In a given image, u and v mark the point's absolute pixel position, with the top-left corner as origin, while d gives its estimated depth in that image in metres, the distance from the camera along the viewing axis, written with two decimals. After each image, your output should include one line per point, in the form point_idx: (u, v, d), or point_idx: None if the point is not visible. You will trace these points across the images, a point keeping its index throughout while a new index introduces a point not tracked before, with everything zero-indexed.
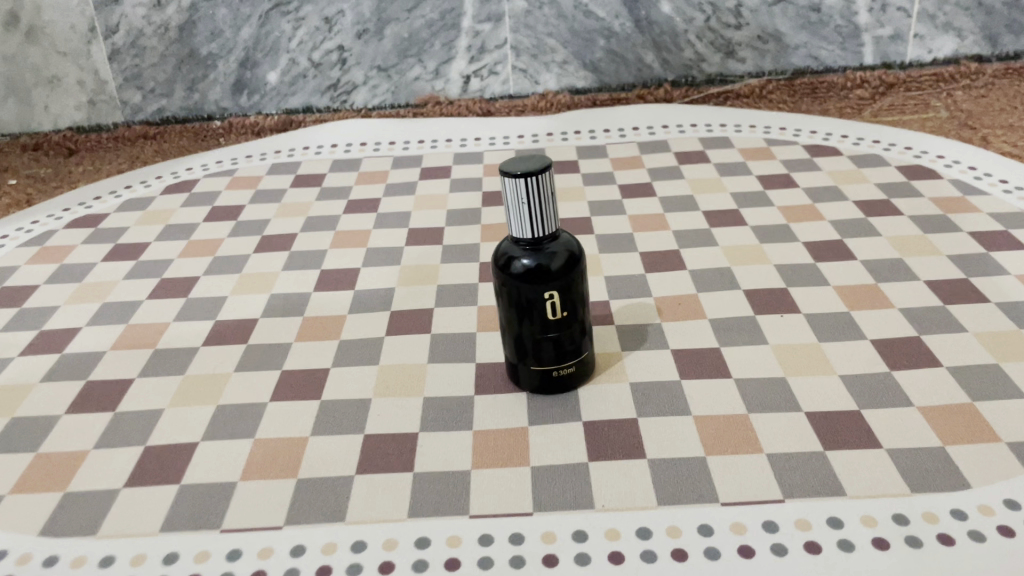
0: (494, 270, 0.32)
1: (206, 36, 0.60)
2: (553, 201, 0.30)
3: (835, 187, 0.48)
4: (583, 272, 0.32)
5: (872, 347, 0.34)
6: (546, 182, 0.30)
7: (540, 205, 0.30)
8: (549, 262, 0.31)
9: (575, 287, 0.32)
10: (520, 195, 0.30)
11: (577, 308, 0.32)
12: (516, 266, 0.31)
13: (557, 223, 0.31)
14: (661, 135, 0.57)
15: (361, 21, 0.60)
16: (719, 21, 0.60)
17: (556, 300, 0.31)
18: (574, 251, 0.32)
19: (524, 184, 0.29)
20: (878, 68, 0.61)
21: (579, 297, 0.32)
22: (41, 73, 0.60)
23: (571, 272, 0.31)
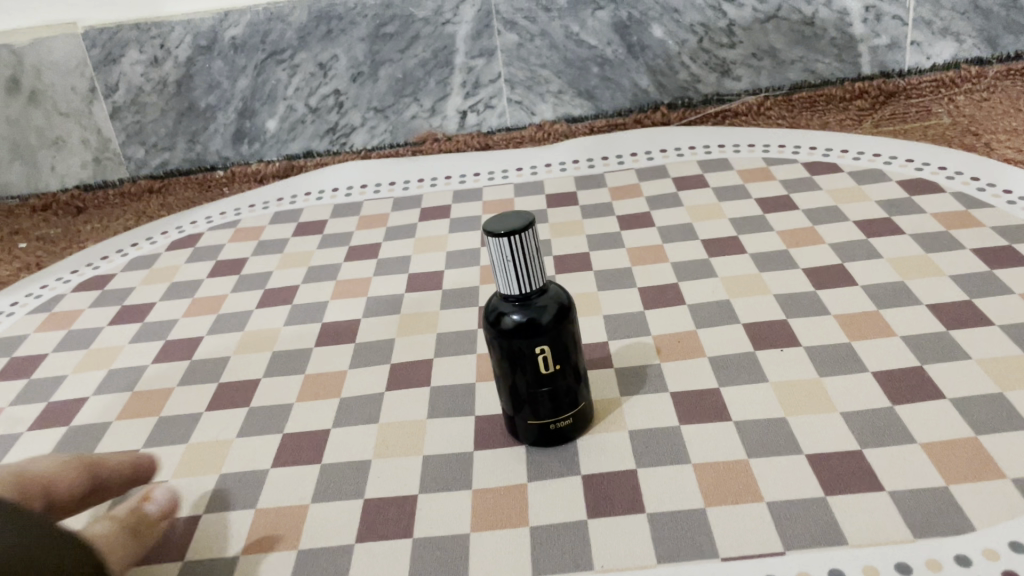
0: (484, 326, 0.32)
1: (204, 88, 0.60)
2: (538, 257, 0.30)
3: (835, 207, 0.48)
4: (574, 322, 0.32)
5: (873, 379, 0.34)
6: (529, 240, 0.29)
7: (526, 263, 0.30)
8: (540, 316, 0.31)
9: (567, 339, 0.31)
10: (504, 256, 0.29)
11: (571, 359, 0.32)
12: (506, 322, 0.31)
13: (544, 277, 0.31)
14: (660, 160, 0.57)
15: (355, 65, 0.60)
16: (712, 42, 0.59)
17: (548, 353, 0.31)
18: (563, 302, 0.31)
19: (507, 244, 0.29)
20: (877, 77, 0.60)
21: (571, 347, 0.32)
22: (45, 135, 0.61)
23: (562, 324, 0.31)
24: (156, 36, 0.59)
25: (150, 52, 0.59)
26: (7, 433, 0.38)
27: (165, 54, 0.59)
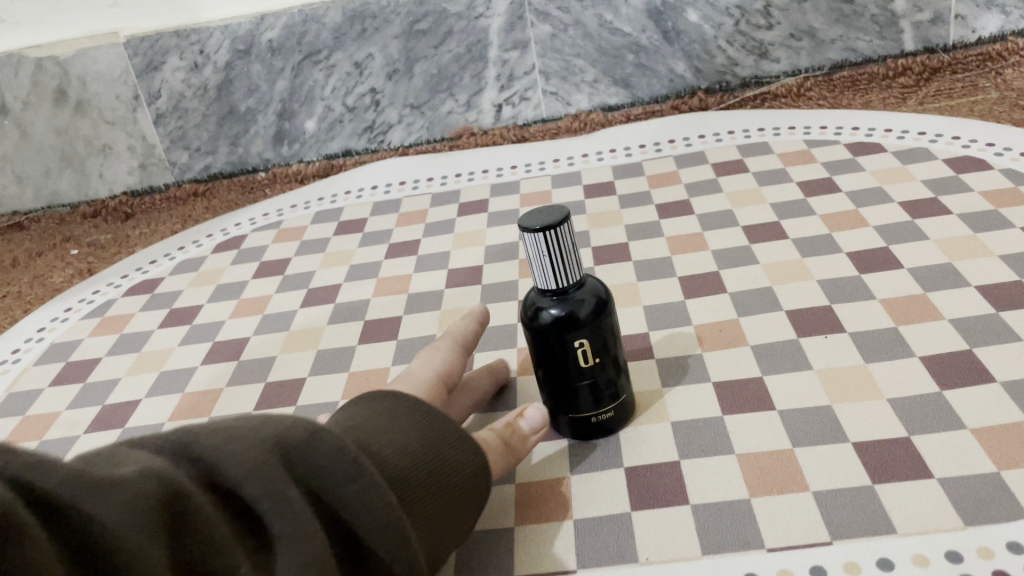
0: (523, 321, 0.32)
1: (243, 92, 0.61)
2: (575, 253, 0.30)
3: (879, 188, 0.47)
4: (612, 315, 0.32)
5: (920, 364, 0.33)
6: (565, 233, 0.29)
7: (562, 262, 0.30)
8: (577, 310, 0.31)
9: (607, 333, 0.31)
10: (542, 252, 0.29)
11: (611, 352, 0.32)
12: (544, 317, 0.31)
13: (581, 271, 0.31)
14: (698, 146, 0.57)
15: (390, 63, 0.61)
16: (748, 24, 0.58)
17: (588, 347, 0.31)
18: (602, 296, 0.31)
19: (545, 239, 0.29)
20: (920, 54, 0.59)
21: (611, 341, 0.32)
22: (92, 143, 0.63)
23: (602, 318, 0.31)
24: (195, 43, 0.60)
25: (190, 58, 0.60)
26: (66, 436, 0.39)
27: (204, 60, 0.60)
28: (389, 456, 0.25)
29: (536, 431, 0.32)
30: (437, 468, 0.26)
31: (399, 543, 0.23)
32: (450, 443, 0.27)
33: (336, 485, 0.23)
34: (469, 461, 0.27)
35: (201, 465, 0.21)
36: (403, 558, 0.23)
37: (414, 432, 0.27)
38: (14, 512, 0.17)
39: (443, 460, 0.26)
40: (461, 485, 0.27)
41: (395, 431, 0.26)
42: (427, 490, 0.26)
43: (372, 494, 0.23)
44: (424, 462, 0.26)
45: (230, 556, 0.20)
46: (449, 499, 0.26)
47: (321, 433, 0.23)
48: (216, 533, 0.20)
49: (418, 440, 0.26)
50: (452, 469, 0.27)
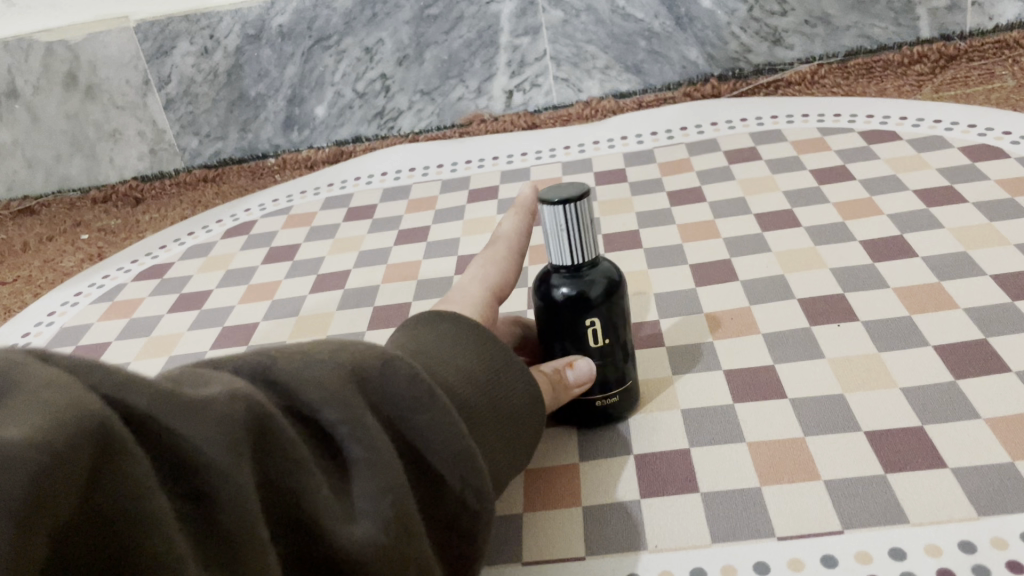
0: (535, 295, 0.31)
1: (253, 78, 0.61)
2: (591, 227, 0.29)
3: (893, 176, 0.47)
4: (624, 295, 0.32)
5: (934, 353, 0.33)
6: (584, 211, 0.29)
7: (580, 237, 0.29)
8: (589, 289, 0.30)
9: (617, 312, 0.31)
10: (558, 227, 0.29)
11: (619, 333, 0.32)
12: (555, 293, 0.30)
13: (597, 248, 0.30)
14: (710, 133, 0.56)
15: (401, 48, 0.60)
16: (762, 10, 0.58)
17: (598, 325, 0.31)
18: (614, 274, 0.31)
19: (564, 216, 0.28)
20: (937, 41, 0.58)
21: (620, 322, 0.31)
22: (102, 128, 0.63)
23: (613, 295, 0.31)
24: (205, 27, 0.60)
25: (200, 43, 0.60)
26: None
27: (214, 45, 0.60)
28: (456, 386, 0.25)
29: (578, 383, 0.31)
30: (497, 400, 0.26)
31: (468, 470, 0.23)
32: (510, 378, 0.27)
33: (410, 410, 0.23)
34: (528, 395, 0.28)
35: (281, 386, 0.21)
36: (471, 485, 0.23)
37: (478, 364, 0.27)
38: (115, 428, 0.16)
39: (505, 393, 0.27)
40: (517, 419, 0.27)
41: (461, 359, 0.26)
42: (488, 420, 0.26)
43: (444, 419, 0.23)
44: (487, 393, 0.26)
45: (315, 474, 0.20)
46: (505, 431, 0.26)
47: (395, 361, 0.23)
48: (304, 455, 0.20)
49: (482, 370, 0.26)
50: (512, 403, 0.27)
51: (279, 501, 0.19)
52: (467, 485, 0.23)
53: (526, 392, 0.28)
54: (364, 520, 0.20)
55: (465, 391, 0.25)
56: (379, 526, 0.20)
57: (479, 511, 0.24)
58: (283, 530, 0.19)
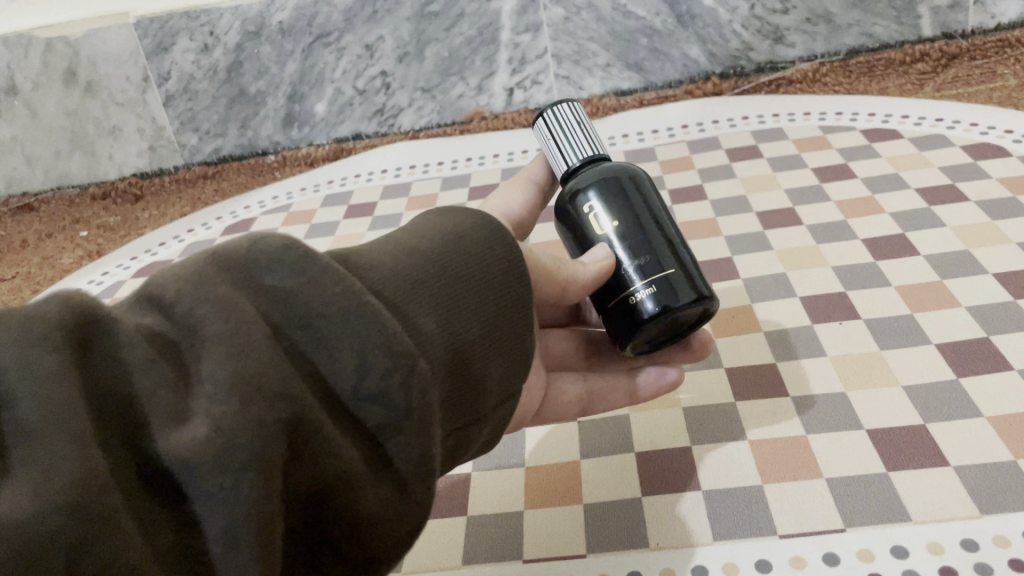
0: (561, 214, 0.32)
1: (253, 74, 0.61)
2: (589, 131, 0.32)
3: (895, 174, 0.46)
4: (653, 193, 0.31)
5: (937, 352, 0.33)
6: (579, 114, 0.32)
7: (579, 138, 0.32)
8: (583, 180, 0.31)
9: (645, 197, 0.30)
10: (558, 125, 0.32)
11: (653, 218, 0.30)
12: (565, 203, 0.31)
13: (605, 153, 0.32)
14: (712, 131, 0.56)
15: (401, 45, 0.60)
16: (764, 8, 0.58)
17: (624, 203, 0.30)
18: (635, 168, 0.31)
19: (557, 112, 0.32)
20: (939, 39, 0.58)
21: (634, 206, 0.30)
22: (102, 125, 0.63)
23: (635, 179, 0.30)
24: (205, 24, 0.59)
25: (200, 39, 0.60)
26: None
27: (214, 41, 0.60)
28: (375, 267, 0.24)
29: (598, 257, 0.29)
30: (438, 275, 0.25)
31: (369, 322, 0.21)
32: (459, 254, 0.26)
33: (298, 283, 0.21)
34: (475, 274, 0.25)
35: (156, 301, 0.21)
36: (373, 345, 0.21)
37: (407, 253, 0.25)
38: None
39: (437, 274, 0.25)
40: (469, 292, 0.25)
41: (392, 247, 0.26)
42: (423, 293, 0.24)
43: (330, 280, 0.22)
44: (411, 272, 0.24)
45: (155, 373, 0.19)
46: (456, 305, 0.24)
47: (289, 240, 0.22)
48: (141, 357, 0.19)
49: (419, 254, 0.25)
50: (449, 280, 0.25)
51: (111, 407, 0.19)
52: (370, 348, 0.21)
53: (471, 270, 0.25)
54: (206, 421, 0.19)
55: (381, 272, 0.24)
56: (222, 409, 0.19)
57: (398, 371, 0.21)
58: (118, 437, 0.18)
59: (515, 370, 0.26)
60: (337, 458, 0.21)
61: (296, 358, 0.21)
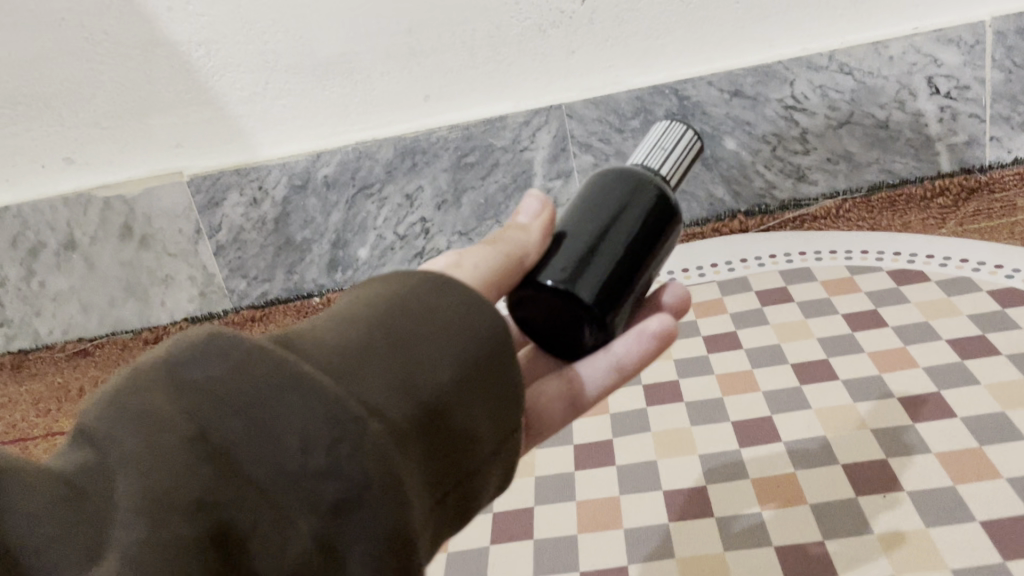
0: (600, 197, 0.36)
1: (300, 224, 0.65)
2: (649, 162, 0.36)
3: (925, 323, 0.48)
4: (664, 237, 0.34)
5: (982, 532, 0.34)
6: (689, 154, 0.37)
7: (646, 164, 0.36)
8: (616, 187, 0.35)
9: (647, 227, 0.33)
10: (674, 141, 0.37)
11: (631, 240, 0.32)
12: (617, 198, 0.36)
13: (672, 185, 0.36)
14: (741, 271, 0.58)
15: (439, 194, 0.65)
16: (785, 150, 0.60)
17: (623, 211, 0.33)
18: (672, 208, 0.34)
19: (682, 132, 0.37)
20: (958, 174, 0.60)
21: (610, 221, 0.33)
22: (156, 274, 0.67)
23: (656, 209, 0.33)
24: (254, 180, 0.63)
25: (249, 193, 0.64)
26: None
27: (263, 195, 0.64)
28: (313, 345, 0.25)
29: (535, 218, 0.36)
30: (378, 338, 0.25)
31: (307, 395, 0.22)
32: (408, 314, 0.27)
33: (225, 372, 0.22)
34: (424, 329, 0.26)
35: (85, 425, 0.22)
36: (318, 411, 0.22)
37: (352, 322, 0.26)
38: None
39: (384, 339, 0.25)
40: (418, 351, 0.26)
41: (327, 325, 0.26)
42: (365, 361, 0.24)
43: (263, 361, 0.22)
44: (358, 339, 0.25)
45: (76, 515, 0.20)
46: (405, 366, 0.25)
47: (210, 331, 0.23)
48: (50, 505, 0.20)
49: (359, 324, 0.26)
50: (395, 346, 0.25)
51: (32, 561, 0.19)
52: (316, 416, 0.21)
53: (421, 328, 0.26)
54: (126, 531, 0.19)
55: (325, 343, 0.25)
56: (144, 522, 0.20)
57: (344, 441, 0.22)
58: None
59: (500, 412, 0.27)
60: (291, 538, 0.21)
61: (238, 447, 0.21)
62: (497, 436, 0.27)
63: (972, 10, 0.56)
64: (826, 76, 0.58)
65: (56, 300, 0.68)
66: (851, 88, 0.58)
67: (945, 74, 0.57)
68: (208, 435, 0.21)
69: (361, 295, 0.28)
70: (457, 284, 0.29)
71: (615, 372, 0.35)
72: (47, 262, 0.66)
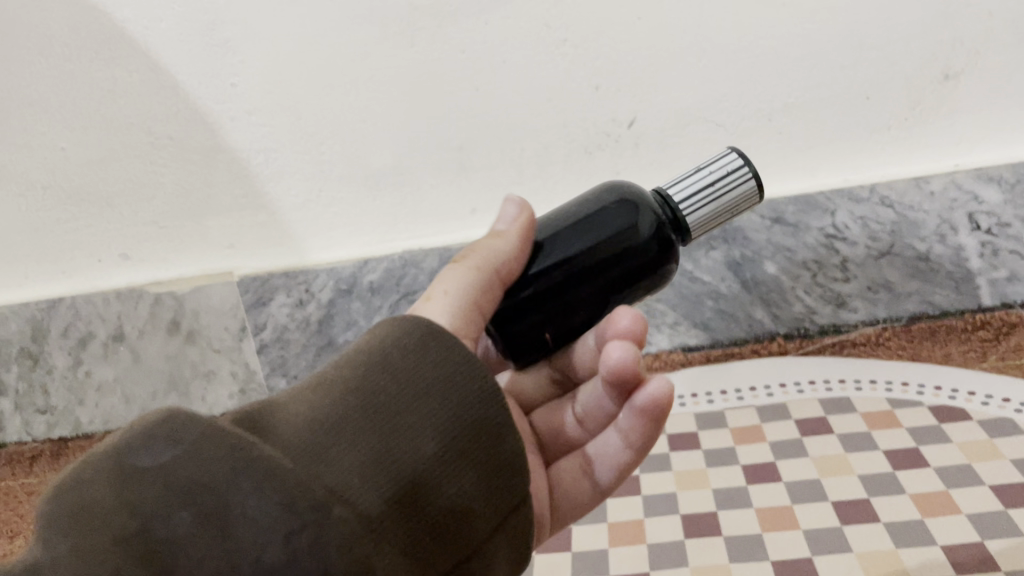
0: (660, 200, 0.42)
1: (343, 326, 0.67)
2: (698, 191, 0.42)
3: (968, 467, 0.50)
4: (639, 276, 0.40)
5: None
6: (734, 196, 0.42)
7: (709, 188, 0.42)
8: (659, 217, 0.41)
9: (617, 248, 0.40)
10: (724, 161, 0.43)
11: (595, 260, 0.40)
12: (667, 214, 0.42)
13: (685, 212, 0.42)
14: (780, 396, 0.59)
15: None
16: (826, 276, 0.60)
17: (603, 233, 0.40)
18: (665, 251, 0.41)
19: (741, 167, 0.42)
20: (1000, 308, 0.59)
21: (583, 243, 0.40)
22: (198, 368, 0.69)
23: (631, 240, 0.40)
24: (302, 282, 0.66)
25: (296, 296, 0.66)
26: None
27: (309, 297, 0.66)
28: (289, 424, 0.30)
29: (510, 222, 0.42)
30: (352, 407, 0.30)
31: (256, 482, 0.27)
32: (376, 377, 0.31)
33: (176, 460, 0.27)
34: (390, 396, 0.31)
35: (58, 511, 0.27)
36: (274, 501, 0.26)
37: (328, 394, 0.31)
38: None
39: (349, 413, 0.30)
40: (390, 423, 0.30)
41: (297, 401, 0.31)
42: (334, 442, 0.29)
43: (219, 446, 0.27)
44: (331, 417, 0.30)
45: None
46: (379, 443, 0.29)
47: (168, 416, 0.28)
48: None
49: (326, 398, 0.30)
50: (357, 418, 0.30)
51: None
52: (272, 505, 0.26)
53: (385, 393, 0.31)
54: None
55: (301, 420, 0.30)
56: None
57: (294, 526, 0.26)
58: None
59: (485, 476, 0.31)
60: None
61: (186, 541, 0.26)
62: (494, 511, 0.31)
63: (1012, 149, 0.59)
64: (868, 208, 0.59)
65: (100, 389, 0.70)
66: (892, 219, 0.59)
67: (986, 211, 0.59)
68: (157, 527, 0.26)
69: (349, 352, 0.33)
70: (440, 338, 0.33)
71: (626, 450, 0.44)
72: (95, 352, 0.69)
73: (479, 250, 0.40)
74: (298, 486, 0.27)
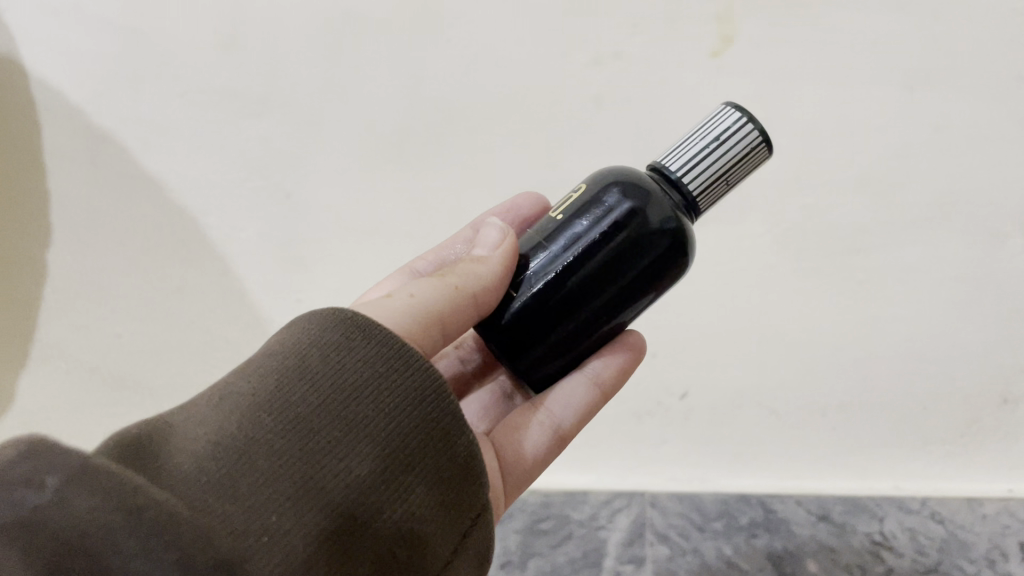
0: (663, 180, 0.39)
1: None
2: (712, 157, 0.39)
3: None
4: (653, 278, 0.37)
5: None
6: (741, 161, 0.39)
7: (712, 158, 0.39)
8: (659, 201, 0.38)
9: (635, 233, 0.37)
10: (720, 119, 0.39)
11: (599, 271, 0.37)
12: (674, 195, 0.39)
13: (699, 196, 0.39)
14: None
15: (504, 555, 0.61)
16: None
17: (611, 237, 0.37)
18: (687, 242, 0.38)
19: (743, 120, 0.39)
20: None
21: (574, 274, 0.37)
22: None
23: (635, 233, 0.37)
24: None
25: None
26: None
27: None
28: (187, 455, 0.28)
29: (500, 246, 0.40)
30: (267, 432, 0.29)
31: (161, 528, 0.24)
32: (294, 391, 0.30)
33: (48, 505, 0.23)
34: (311, 409, 0.30)
35: None
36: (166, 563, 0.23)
37: (234, 416, 0.29)
38: None
39: (261, 437, 0.29)
40: (314, 451, 0.29)
41: (201, 421, 0.30)
42: (243, 470, 0.28)
43: (99, 479, 0.24)
44: (242, 442, 0.28)
45: None
46: (302, 471, 0.28)
47: (24, 450, 0.24)
48: None
49: (235, 420, 0.29)
50: (269, 443, 0.29)
51: None
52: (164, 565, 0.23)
53: (301, 406, 0.30)
54: None
55: (207, 451, 0.28)
56: None
57: None
58: None
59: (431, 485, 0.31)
60: None
61: None
62: (444, 531, 0.32)
63: None
64: (918, 520, 0.57)
65: None
66: (942, 535, 0.56)
67: None
68: None
69: (260, 357, 0.32)
70: (371, 332, 0.32)
71: (592, 389, 0.43)
72: None
73: (462, 269, 0.38)
74: (191, 542, 0.24)
